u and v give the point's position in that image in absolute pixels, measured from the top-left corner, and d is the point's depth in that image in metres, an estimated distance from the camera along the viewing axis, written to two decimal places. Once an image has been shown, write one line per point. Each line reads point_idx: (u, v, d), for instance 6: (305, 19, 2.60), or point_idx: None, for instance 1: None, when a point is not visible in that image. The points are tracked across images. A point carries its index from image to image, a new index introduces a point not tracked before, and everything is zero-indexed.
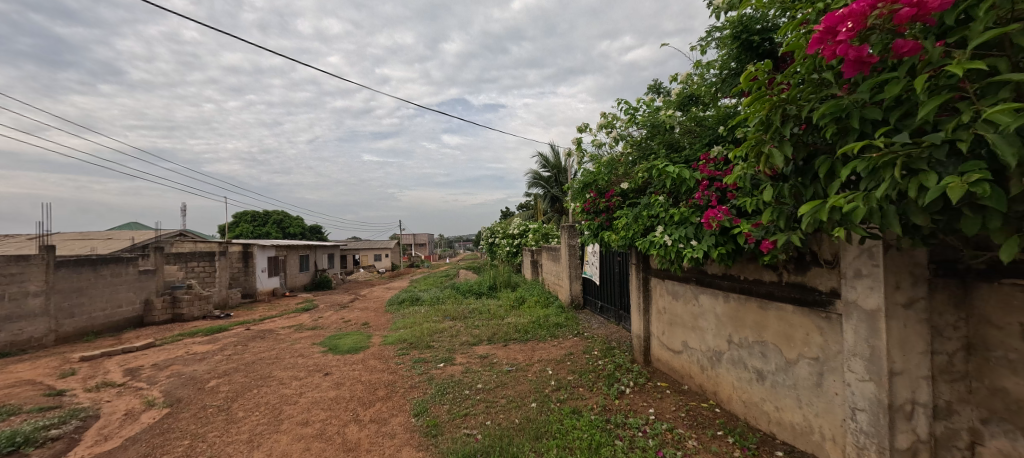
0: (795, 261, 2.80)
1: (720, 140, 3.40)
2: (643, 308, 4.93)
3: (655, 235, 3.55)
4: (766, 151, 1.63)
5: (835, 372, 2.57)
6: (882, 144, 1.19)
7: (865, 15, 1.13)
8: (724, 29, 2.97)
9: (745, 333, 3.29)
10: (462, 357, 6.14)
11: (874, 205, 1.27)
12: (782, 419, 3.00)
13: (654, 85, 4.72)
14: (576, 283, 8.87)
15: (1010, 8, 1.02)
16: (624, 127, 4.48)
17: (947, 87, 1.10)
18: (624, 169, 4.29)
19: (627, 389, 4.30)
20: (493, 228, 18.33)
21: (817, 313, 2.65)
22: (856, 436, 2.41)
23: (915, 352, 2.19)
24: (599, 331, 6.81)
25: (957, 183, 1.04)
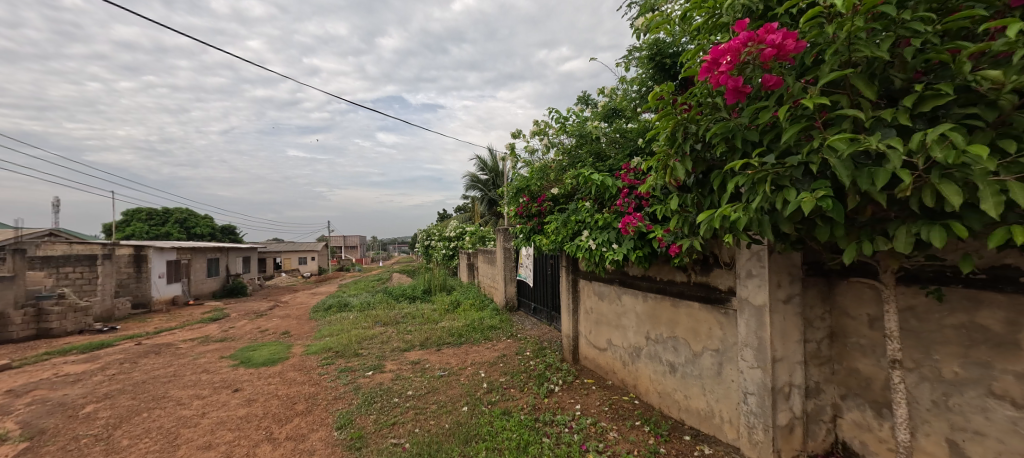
0: (700, 263, 3.11)
1: (640, 152, 3.68)
2: (572, 309, 5.14)
3: (582, 239, 3.74)
4: (671, 164, 1.81)
5: (732, 361, 2.89)
6: (756, 163, 1.39)
7: (740, 51, 1.32)
8: (642, 50, 3.24)
9: (660, 329, 3.58)
10: (392, 364, 5.92)
11: (751, 215, 1.47)
12: (690, 406, 3.30)
13: (583, 96, 4.98)
14: (511, 285, 8.99)
15: (848, 54, 1.23)
16: (555, 135, 4.66)
17: (804, 117, 1.30)
18: (554, 175, 4.46)
19: (556, 388, 4.46)
20: (429, 230, 17.95)
21: (718, 309, 2.95)
22: (747, 417, 2.70)
23: (794, 341, 2.53)
24: (532, 332, 6.97)
25: (809, 198, 1.24)
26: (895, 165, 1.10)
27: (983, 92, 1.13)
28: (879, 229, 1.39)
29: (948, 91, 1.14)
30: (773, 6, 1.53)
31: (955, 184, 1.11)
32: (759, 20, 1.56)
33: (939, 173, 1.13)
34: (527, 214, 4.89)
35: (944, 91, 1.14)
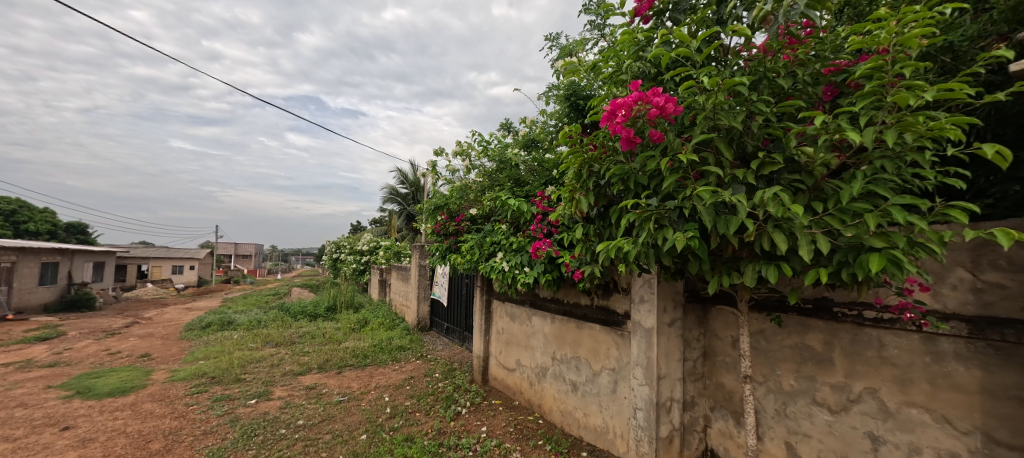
0: (602, 288, 3.37)
1: (554, 181, 3.93)
2: (484, 329, 5.17)
3: (496, 260, 3.83)
4: (577, 197, 1.99)
5: (625, 379, 3.15)
6: (643, 204, 1.60)
7: (632, 107, 1.54)
8: (560, 89, 3.52)
9: (565, 349, 3.77)
10: (281, 390, 5.31)
11: (639, 248, 1.67)
12: (587, 423, 3.50)
13: (505, 123, 5.20)
14: (424, 304, 8.73)
15: (714, 121, 1.50)
16: (477, 157, 4.77)
17: (681, 168, 1.54)
18: (473, 196, 4.53)
19: (463, 410, 4.40)
20: (338, 242, 16.75)
21: (616, 331, 3.22)
22: (636, 431, 2.95)
23: (675, 360, 2.86)
24: (443, 353, 6.81)
25: (681, 238, 1.46)
26: (742, 215, 1.35)
27: (804, 164, 1.46)
28: (735, 266, 1.68)
29: (781, 160, 1.45)
30: (662, 72, 1.81)
31: (783, 233, 1.40)
32: (652, 81, 1.82)
33: (773, 224, 1.41)
34: (444, 232, 4.87)
35: (778, 160, 1.44)
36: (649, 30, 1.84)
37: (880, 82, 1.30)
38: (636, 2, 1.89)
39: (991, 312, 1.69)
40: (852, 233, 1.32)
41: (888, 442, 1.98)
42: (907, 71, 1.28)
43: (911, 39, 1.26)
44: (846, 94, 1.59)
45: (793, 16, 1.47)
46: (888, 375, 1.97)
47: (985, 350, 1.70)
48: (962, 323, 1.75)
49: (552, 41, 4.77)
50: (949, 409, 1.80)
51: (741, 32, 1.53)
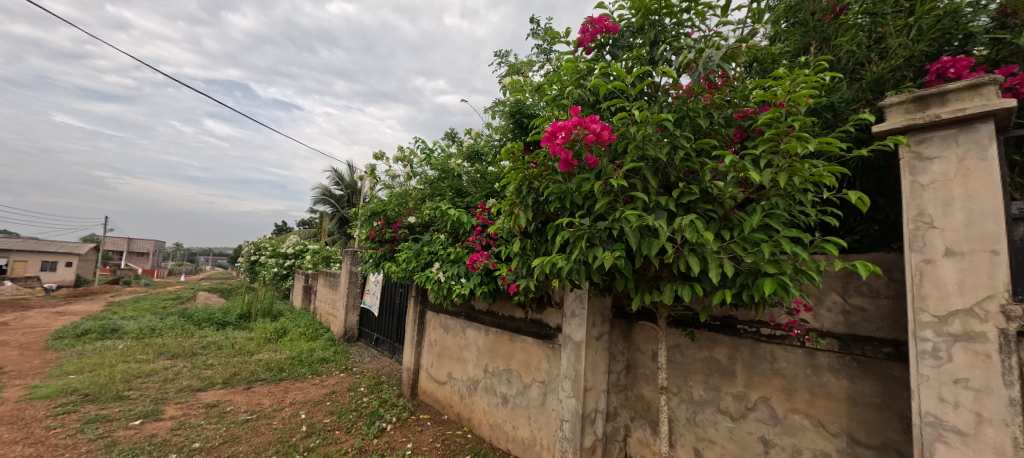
0: (537, 301, 3.45)
1: (496, 194, 3.98)
2: (416, 341, 5.00)
3: (432, 270, 3.76)
4: (515, 213, 2.04)
5: (553, 391, 3.22)
6: (577, 222, 1.69)
7: (571, 131, 1.64)
8: (506, 106, 3.61)
9: (497, 362, 3.79)
10: (176, 409, 4.68)
11: (571, 264, 1.76)
12: (516, 436, 3.52)
13: (450, 132, 5.19)
14: (353, 313, 8.25)
15: (643, 151, 1.64)
16: (419, 164, 4.70)
17: (612, 192, 1.66)
18: (413, 204, 4.43)
19: (388, 426, 4.19)
20: (259, 243, 15.34)
21: (547, 344, 3.31)
22: (561, 442, 3.02)
23: (601, 372, 3.00)
24: (370, 365, 6.47)
25: (609, 257, 1.57)
26: (663, 239, 1.48)
27: (715, 196, 1.64)
28: (655, 284, 1.83)
29: (697, 192, 1.61)
30: (600, 100, 1.94)
31: (696, 256, 1.55)
32: (590, 108, 1.95)
33: (688, 248, 1.57)
34: (379, 239, 4.69)
35: (695, 191, 1.60)
36: (590, 61, 1.97)
37: (776, 130, 1.52)
38: (580, 33, 2.03)
39: (856, 331, 2.00)
40: (751, 259, 1.51)
41: (776, 445, 2.23)
42: (796, 124, 1.51)
43: (800, 98, 1.49)
44: (752, 138, 1.82)
45: (710, 66, 1.67)
46: (778, 385, 2.24)
47: (851, 363, 2.01)
48: (835, 340, 2.05)
49: (501, 58, 4.88)
50: (823, 414, 2.09)
51: (669, 74, 1.70)
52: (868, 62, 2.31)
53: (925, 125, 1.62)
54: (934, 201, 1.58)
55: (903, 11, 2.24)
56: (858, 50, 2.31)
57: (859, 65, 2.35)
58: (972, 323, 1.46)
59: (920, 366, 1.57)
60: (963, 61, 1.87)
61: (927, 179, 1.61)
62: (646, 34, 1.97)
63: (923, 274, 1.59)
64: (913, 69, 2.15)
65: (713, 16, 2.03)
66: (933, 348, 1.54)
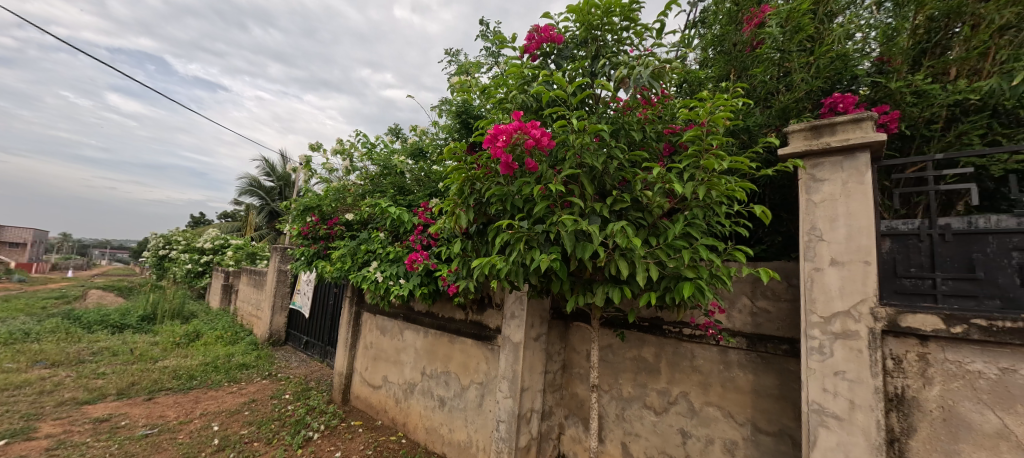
0: (478, 303, 3.45)
1: (440, 194, 3.93)
2: (349, 344, 4.76)
3: (369, 270, 3.62)
4: (457, 213, 2.04)
5: (491, 392, 3.24)
6: (516, 225, 1.73)
7: (512, 135, 1.67)
8: (452, 105, 3.58)
9: (436, 364, 3.73)
10: (54, 426, 4.03)
11: (510, 266, 1.79)
12: (452, 439, 3.48)
13: (394, 128, 5.03)
14: (281, 315, 7.66)
15: (580, 158, 1.71)
16: (359, 159, 4.50)
17: (550, 197, 1.72)
18: (351, 200, 4.23)
19: (315, 434, 3.95)
20: (170, 236, 13.72)
21: (486, 345, 3.32)
22: (497, 443, 3.03)
23: (538, 372, 3.07)
24: (298, 371, 6.04)
25: (545, 259, 1.62)
26: (595, 243, 1.56)
27: (644, 205, 1.75)
28: (589, 286, 1.92)
29: (628, 200, 1.71)
30: (543, 107, 2.00)
31: (625, 260, 1.65)
32: (534, 114, 2.00)
33: (619, 252, 1.66)
34: (312, 235, 4.42)
35: (626, 199, 1.70)
36: (535, 68, 2.03)
37: (699, 147, 1.66)
38: (526, 40, 2.08)
39: (761, 330, 2.24)
40: (674, 264, 1.63)
41: (693, 436, 2.43)
42: (715, 143, 1.66)
43: (718, 120, 1.65)
44: (679, 153, 1.98)
45: (644, 83, 1.79)
46: (696, 381, 2.45)
47: (756, 359, 2.25)
48: (744, 339, 2.28)
49: (451, 57, 4.84)
50: (732, 406, 2.31)
51: (607, 88, 1.80)
52: (777, 92, 2.61)
53: (818, 152, 1.86)
54: (824, 217, 1.83)
55: (805, 50, 2.56)
56: (769, 81, 2.60)
57: (769, 94, 2.65)
58: (849, 323, 1.71)
59: (809, 361, 1.79)
60: (849, 99, 2.19)
61: (818, 198, 1.86)
62: (588, 47, 2.07)
63: (813, 280, 1.82)
64: (811, 101, 2.47)
65: (649, 37, 2.18)
66: (819, 344, 1.77)
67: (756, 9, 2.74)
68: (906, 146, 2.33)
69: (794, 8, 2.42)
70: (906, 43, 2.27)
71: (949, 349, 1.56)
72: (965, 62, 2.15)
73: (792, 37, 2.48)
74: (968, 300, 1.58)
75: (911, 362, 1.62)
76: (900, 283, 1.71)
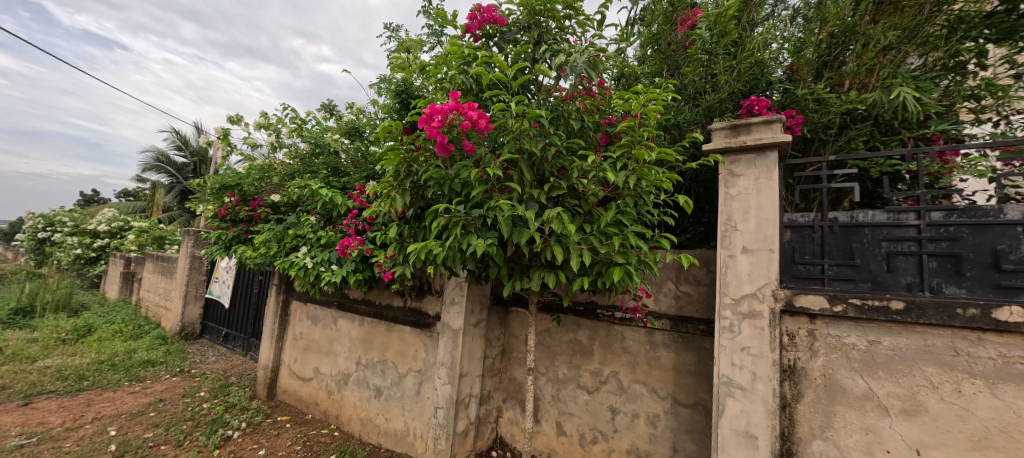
0: (416, 290, 3.36)
1: (377, 176, 3.74)
2: (276, 335, 4.44)
3: (297, 255, 3.36)
4: (391, 196, 1.95)
5: (429, 379, 3.19)
6: (452, 209, 1.70)
7: (448, 116, 1.62)
8: (391, 83, 3.40)
9: (372, 353, 3.60)
10: None
11: (447, 251, 1.76)
12: (388, 429, 3.40)
13: (327, 104, 4.68)
14: (195, 305, 6.93)
15: (519, 143, 1.71)
16: (287, 135, 4.14)
17: (488, 181, 1.72)
18: (277, 180, 3.90)
19: (235, 433, 3.65)
20: (52, 216, 11.75)
21: (425, 333, 3.26)
22: (435, 429, 3.01)
23: (477, 358, 3.08)
24: (216, 366, 5.52)
25: (481, 244, 1.62)
26: (532, 228, 1.58)
27: (579, 193, 1.80)
28: (526, 272, 1.94)
29: (565, 187, 1.74)
30: (483, 89, 1.96)
31: (560, 246, 1.69)
32: (474, 96, 1.95)
33: (555, 238, 1.70)
34: (231, 218, 4.02)
35: (563, 186, 1.74)
36: (476, 49, 1.98)
37: (632, 137, 1.73)
38: (468, 19, 2.01)
39: (682, 313, 2.43)
40: (605, 250, 1.70)
41: (621, 411, 2.59)
42: (646, 134, 1.74)
43: (650, 113, 1.72)
44: (614, 143, 2.05)
45: (582, 72, 1.81)
46: (625, 361, 2.60)
47: (677, 339, 2.44)
48: (667, 321, 2.46)
49: (391, 32, 4.57)
50: (656, 382, 2.49)
51: (547, 74, 1.80)
52: (704, 92, 2.80)
53: (736, 149, 2.03)
54: (738, 209, 2.00)
55: (730, 54, 2.76)
56: (698, 81, 2.78)
57: (697, 94, 2.84)
58: (755, 304, 1.90)
59: (721, 339, 1.97)
60: (763, 102, 2.41)
61: (735, 191, 2.03)
62: (530, 32, 2.05)
63: (727, 266, 2.00)
64: (732, 103, 2.69)
65: (590, 28, 2.21)
66: (730, 324, 1.96)
67: (689, 11, 2.90)
68: (807, 148, 2.62)
69: (721, 13, 2.59)
70: (812, 54, 2.53)
71: (831, 325, 1.80)
72: (856, 76, 2.45)
73: (719, 41, 2.66)
74: (848, 284, 1.83)
75: (803, 337, 1.85)
76: (796, 269, 1.93)
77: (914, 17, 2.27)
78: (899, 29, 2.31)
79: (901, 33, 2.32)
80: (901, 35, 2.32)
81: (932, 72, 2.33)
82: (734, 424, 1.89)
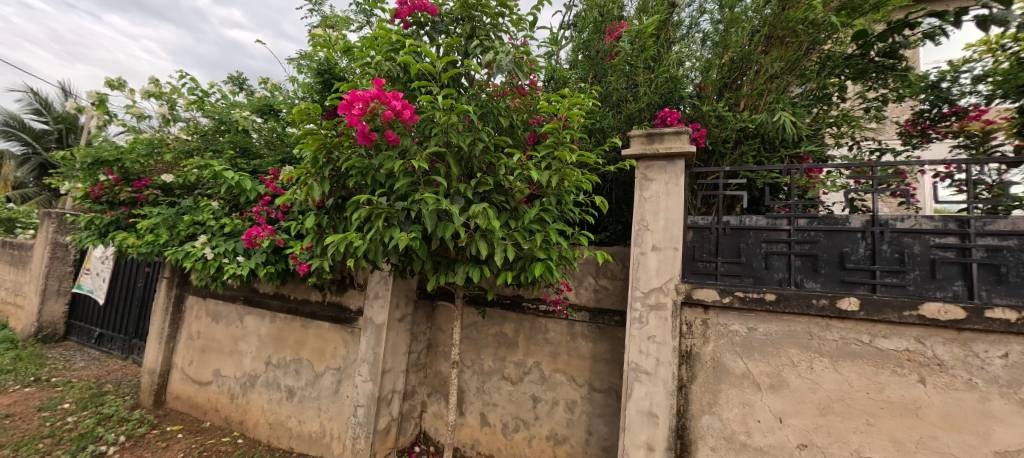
0: (337, 283, 3.19)
1: (294, 161, 3.45)
2: (166, 335, 3.91)
3: (193, 244, 2.97)
4: (308, 184, 1.84)
5: (348, 377, 3.05)
6: (374, 200, 1.65)
7: (369, 104, 1.56)
8: (312, 61, 3.15)
9: (284, 352, 3.34)
10: None
11: (368, 244, 1.71)
12: (301, 431, 3.19)
13: (236, 77, 4.21)
14: (57, 301, 5.82)
15: (447, 137, 1.70)
16: (185, 108, 3.64)
17: (413, 172, 1.70)
18: (171, 158, 3.42)
19: (111, 448, 3.17)
20: None
21: (345, 328, 3.10)
22: (354, 429, 2.89)
23: (401, 353, 3.01)
24: (86, 372, 4.71)
25: (404, 238, 1.59)
26: (456, 223, 1.59)
27: (505, 189, 1.84)
28: (451, 266, 1.95)
29: (491, 183, 1.78)
30: (412, 79, 1.92)
31: (485, 241, 1.72)
32: (401, 85, 1.91)
33: (480, 234, 1.72)
34: (108, 200, 3.45)
35: (489, 182, 1.77)
36: (405, 37, 1.92)
37: (556, 138, 1.80)
38: (398, 4, 1.94)
39: (600, 305, 2.61)
40: (528, 246, 1.77)
41: (542, 399, 2.72)
42: (570, 136, 1.83)
43: (574, 117, 1.81)
44: (541, 143, 2.13)
45: (510, 71, 1.86)
46: (547, 352, 2.73)
47: (595, 330, 2.62)
48: (586, 313, 2.63)
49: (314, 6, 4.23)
50: (575, 371, 2.64)
51: (476, 70, 1.81)
52: (625, 100, 3.01)
53: (650, 155, 2.22)
54: (650, 211, 2.20)
55: (649, 68, 3.00)
56: (620, 90, 2.98)
57: (620, 102, 3.04)
58: (661, 297, 2.11)
59: (632, 329, 2.16)
60: (674, 115, 2.66)
61: (648, 194, 2.22)
62: (463, 25, 2.04)
63: (639, 263, 2.19)
64: (649, 113, 2.93)
65: (523, 28, 2.25)
66: (639, 315, 2.15)
67: (616, 23, 3.09)
68: (710, 159, 2.94)
69: (642, 29, 2.80)
70: (717, 75, 2.84)
71: (720, 315, 2.06)
72: (749, 98, 2.80)
73: (639, 54, 2.88)
74: (735, 279, 2.11)
75: (698, 325, 2.09)
76: (696, 266, 2.18)
77: (794, 53, 2.67)
78: (784, 61, 2.69)
79: (784, 65, 2.71)
80: (784, 66, 2.70)
81: (807, 101, 2.76)
82: (640, 405, 2.08)
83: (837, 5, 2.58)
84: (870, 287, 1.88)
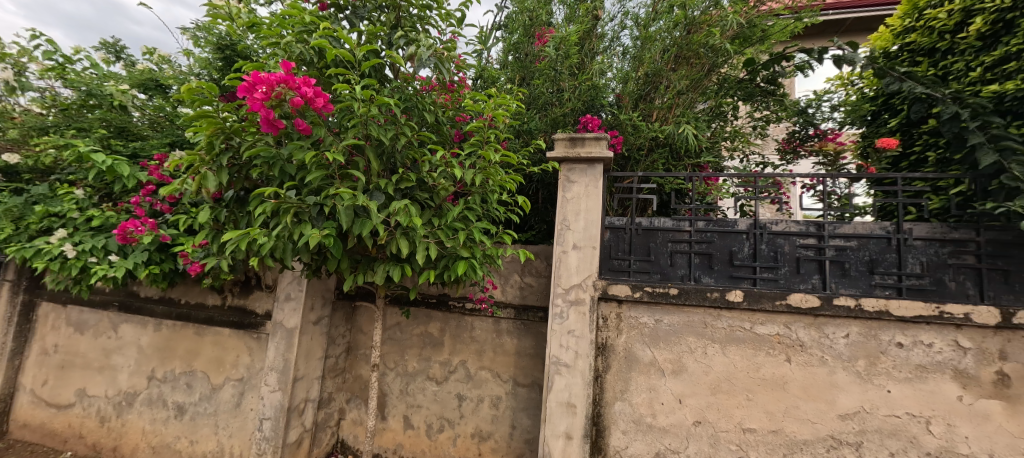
0: (240, 285, 2.87)
1: (188, 145, 3.03)
2: (8, 351, 3.20)
3: (47, 241, 2.47)
4: (201, 173, 1.63)
5: (253, 388, 2.76)
6: (281, 194, 1.51)
7: (274, 88, 1.43)
8: (210, 34, 2.80)
9: (172, 364, 2.93)
10: None
11: (275, 242, 1.57)
12: (193, 452, 2.82)
13: (111, 43, 3.58)
14: None
15: (366, 130, 1.62)
16: (38, 76, 3.01)
17: (327, 165, 1.60)
18: (17, 135, 2.80)
19: None
20: None
21: (250, 334, 2.81)
22: (259, 444, 2.63)
23: (317, 358, 2.80)
24: None
25: (317, 235, 1.49)
26: (374, 221, 1.52)
27: (429, 185, 1.81)
28: (371, 265, 1.86)
29: (414, 180, 1.73)
30: (328, 65, 1.79)
31: (406, 239, 1.67)
32: (317, 70, 1.77)
33: (400, 231, 1.67)
34: None
35: (412, 178, 1.72)
36: (321, 19, 1.79)
37: (481, 137, 1.81)
38: None
39: (525, 302, 2.68)
40: (451, 244, 1.75)
41: (466, 397, 2.71)
42: (495, 136, 1.84)
43: (499, 117, 1.83)
44: (467, 141, 2.13)
45: (435, 67, 1.82)
46: (473, 350, 2.73)
47: (520, 326, 2.68)
48: (511, 310, 2.68)
49: None
50: (500, 367, 2.68)
51: (399, 62, 1.75)
52: (551, 104, 3.13)
53: (572, 158, 2.33)
54: (571, 211, 2.31)
55: (573, 74, 3.14)
56: (547, 93, 3.09)
57: (546, 105, 3.15)
58: (580, 293, 2.23)
59: (553, 324, 2.25)
60: (594, 121, 2.82)
61: (569, 195, 2.33)
62: (387, 14, 1.96)
63: (560, 261, 2.29)
64: (573, 118, 3.08)
65: (450, 23, 2.22)
66: (560, 311, 2.25)
67: (543, 28, 3.19)
68: (626, 165, 3.17)
69: (566, 37, 2.92)
70: (633, 86, 3.06)
71: (631, 308, 2.24)
72: (660, 110, 3.07)
73: (564, 60, 3.00)
74: (644, 275, 2.30)
75: (612, 319, 2.25)
76: (611, 263, 2.34)
77: (697, 72, 2.98)
78: (689, 79, 2.99)
79: (689, 83, 3.01)
80: (689, 83, 3.00)
81: (707, 116, 3.11)
82: (560, 397, 2.18)
83: (732, 34, 2.96)
84: (751, 281, 2.17)
